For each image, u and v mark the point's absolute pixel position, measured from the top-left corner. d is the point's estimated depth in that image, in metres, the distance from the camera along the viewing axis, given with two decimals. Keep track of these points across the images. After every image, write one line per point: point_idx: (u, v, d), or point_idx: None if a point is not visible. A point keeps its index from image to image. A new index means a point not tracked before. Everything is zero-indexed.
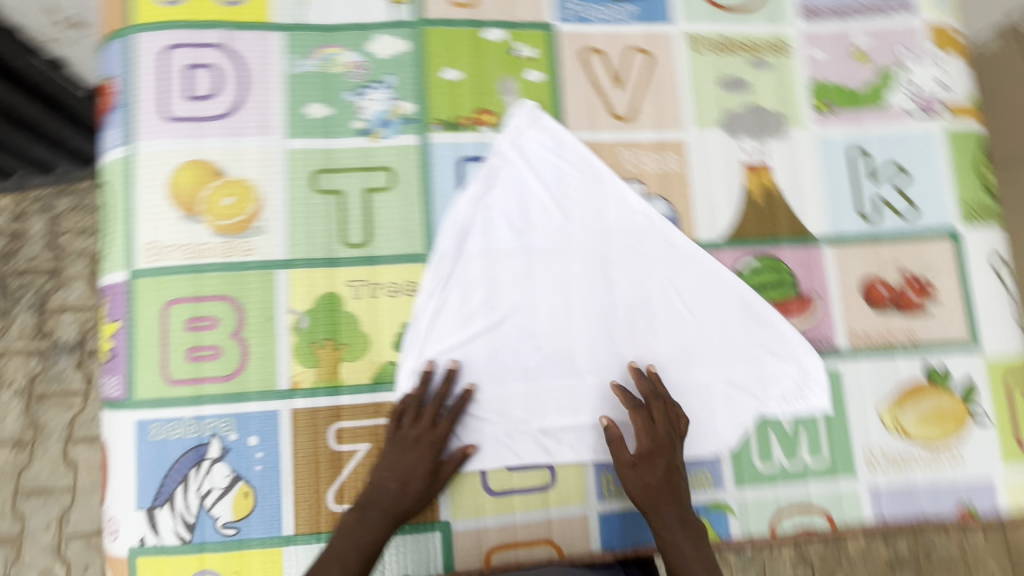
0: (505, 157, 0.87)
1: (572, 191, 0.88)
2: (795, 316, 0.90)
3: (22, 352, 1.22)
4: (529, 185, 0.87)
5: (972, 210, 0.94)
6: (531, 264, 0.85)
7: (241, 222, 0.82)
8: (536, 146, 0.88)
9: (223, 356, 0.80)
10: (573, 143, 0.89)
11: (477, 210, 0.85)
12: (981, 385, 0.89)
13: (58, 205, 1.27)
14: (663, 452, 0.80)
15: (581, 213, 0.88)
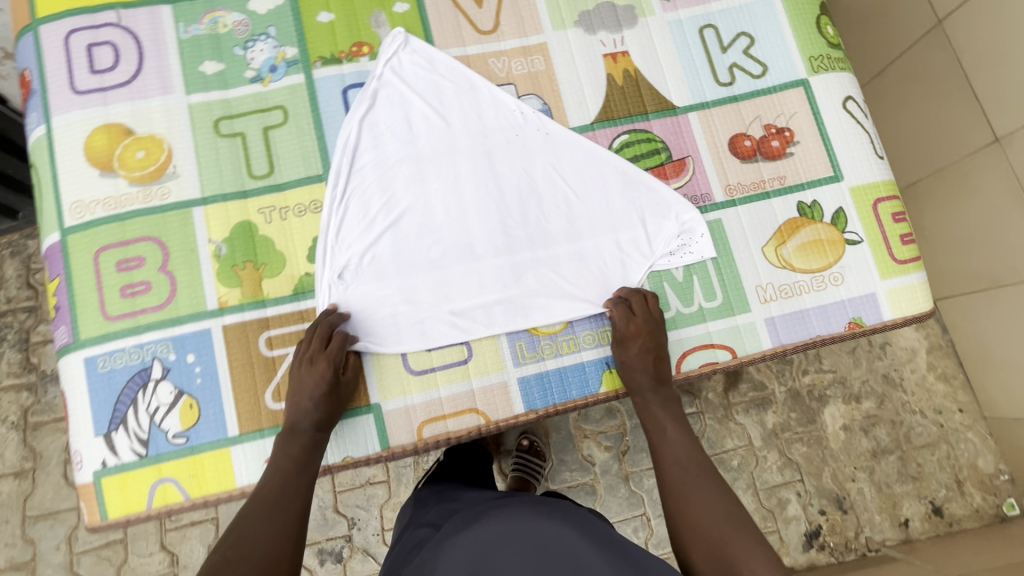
0: (383, 81, 0.96)
1: (449, 100, 0.97)
2: (671, 178, 0.99)
3: (12, 388, 1.39)
4: (409, 103, 0.96)
5: (818, 61, 1.03)
6: (422, 169, 0.94)
7: (154, 171, 0.92)
8: (410, 67, 0.97)
9: (154, 289, 0.88)
10: (443, 58, 0.98)
11: (365, 129, 0.95)
12: (847, 210, 0.98)
13: (28, 246, 1.47)
14: (653, 336, 0.90)
15: (461, 120, 0.97)
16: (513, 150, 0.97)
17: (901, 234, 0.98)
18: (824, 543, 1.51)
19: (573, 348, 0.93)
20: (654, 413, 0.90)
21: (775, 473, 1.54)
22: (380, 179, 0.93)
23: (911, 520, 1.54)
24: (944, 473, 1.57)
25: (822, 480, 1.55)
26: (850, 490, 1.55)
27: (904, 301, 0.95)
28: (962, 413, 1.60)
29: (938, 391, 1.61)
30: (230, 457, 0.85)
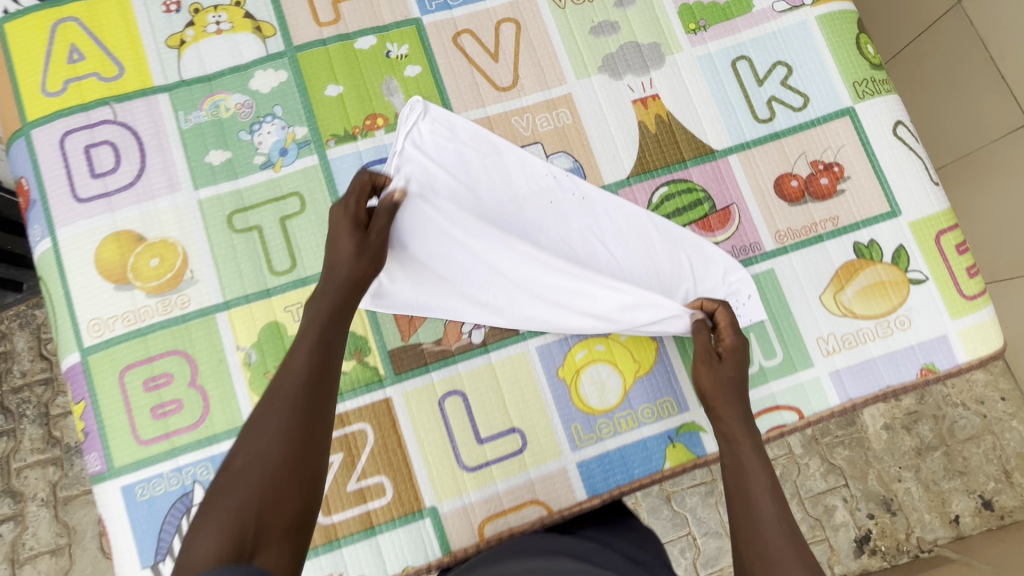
0: (403, 154, 0.89)
1: (476, 170, 0.91)
2: (717, 229, 0.93)
3: (38, 465, 1.27)
4: (434, 177, 0.90)
5: (863, 85, 0.96)
6: (453, 248, 0.87)
7: (171, 278, 0.86)
8: (431, 137, 0.91)
9: (186, 406, 0.83)
10: (464, 125, 0.92)
11: None
12: (908, 247, 0.91)
13: (36, 316, 1.33)
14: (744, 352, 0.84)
15: (491, 190, 0.91)
16: (548, 217, 0.91)
17: (967, 267, 0.92)
18: (876, 548, 1.43)
19: (632, 425, 0.88)
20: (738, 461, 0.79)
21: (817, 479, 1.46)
22: (408, 262, 0.87)
23: (961, 515, 1.46)
24: (990, 464, 1.49)
25: (868, 483, 1.47)
26: (897, 491, 1.47)
27: (977, 340, 0.90)
28: (1005, 401, 1.51)
29: (980, 380, 1.52)
30: None
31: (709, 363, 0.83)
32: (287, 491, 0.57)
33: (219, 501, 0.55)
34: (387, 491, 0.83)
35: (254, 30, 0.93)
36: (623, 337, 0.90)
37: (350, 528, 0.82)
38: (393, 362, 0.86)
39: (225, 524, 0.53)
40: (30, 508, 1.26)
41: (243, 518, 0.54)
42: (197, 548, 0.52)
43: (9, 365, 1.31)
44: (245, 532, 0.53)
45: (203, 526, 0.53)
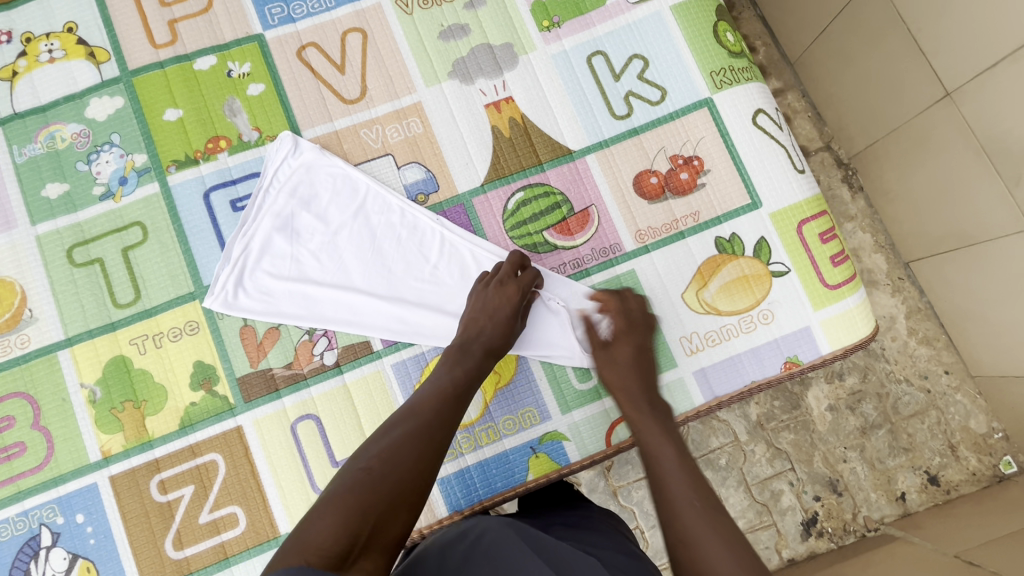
0: (267, 197, 0.88)
1: (338, 202, 0.89)
2: (577, 233, 0.91)
3: None
4: (295, 219, 0.88)
5: (721, 74, 0.93)
6: (315, 288, 0.87)
7: (9, 318, 0.84)
8: (297, 173, 0.89)
9: (30, 448, 0.82)
10: (322, 155, 0.89)
11: (248, 248, 0.87)
12: (770, 238, 0.90)
13: None
14: (635, 334, 0.86)
15: (353, 228, 0.89)
16: (406, 247, 0.89)
17: (831, 256, 0.90)
18: (823, 529, 1.24)
19: (493, 438, 0.86)
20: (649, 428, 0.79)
21: (764, 465, 1.26)
22: (264, 301, 0.86)
23: (908, 493, 1.25)
24: (934, 440, 1.27)
25: (813, 465, 1.26)
26: (842, 472, 1.26)
27: (840, 328, 0.88)
28: (949, 374, 1.29)
29: (922, 354, 1.30)
30: None
31: (602, 360, 0.85)
32: (402, 510, 0.60)
33: (372, 484, 0.61)
34: (241, 521, 0.82)
35: (88, 56, 0.90)
36: None
37: (205, 561, 0.81)
38: (243, 390, 0.84)
39: (350, 517, 0.57)
40: None
41: (365, 514, 0.58)
42: (317, 530, 0.55)
43: None
44: (360, 532, 0.56)
45: (320, 515, 0.57)
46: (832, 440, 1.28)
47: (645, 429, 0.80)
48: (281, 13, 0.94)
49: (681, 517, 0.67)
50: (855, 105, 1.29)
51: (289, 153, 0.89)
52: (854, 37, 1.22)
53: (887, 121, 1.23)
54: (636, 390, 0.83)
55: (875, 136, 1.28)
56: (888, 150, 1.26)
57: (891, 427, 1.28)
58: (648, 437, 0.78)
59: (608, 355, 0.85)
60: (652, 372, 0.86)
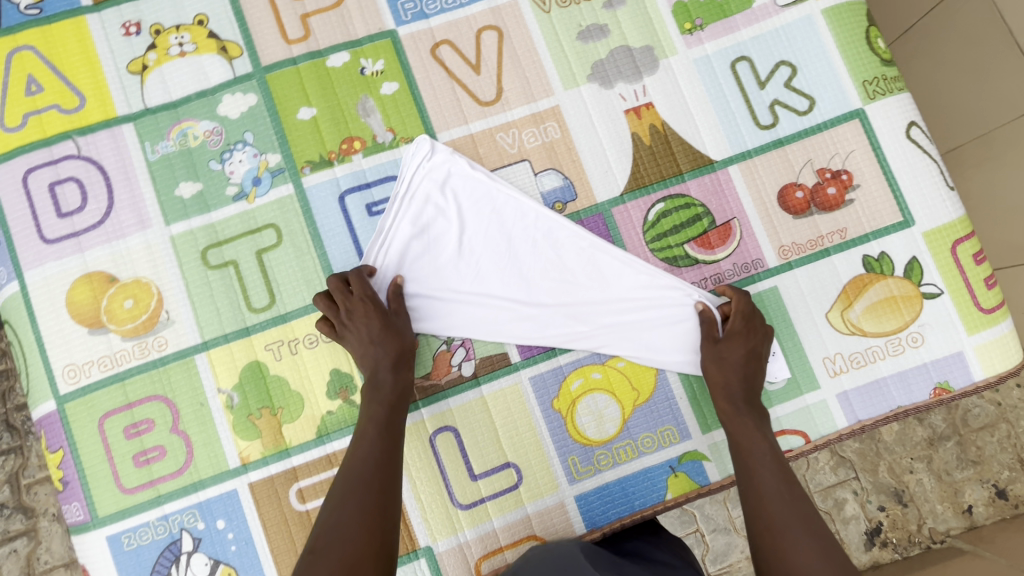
0: (400, 204, 0.85)
1: (466, 207, 0.86)
2: (718, 247, 0.88)
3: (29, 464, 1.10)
4: (428, 226, 0.85)
5: (874, 84, 0.89)
6: (448, 299, 0.85)
7: (146, 320, 0.83)
8: (428, 177, 0.85)
9: (170, 452, 0.81)
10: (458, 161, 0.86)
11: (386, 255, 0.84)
12: (922, 258, 0.86)
13: None
14: (751, 337, 0.82)
15: (486, 236, 0.86)
16: (543, 254, 0.86)
17: (985, 278, 0.86)
18: (887, 540, 1.22)
19: (632, 455, 0.84)
20: (744, 425, 0.78)
21: (828, 472, 1.23)
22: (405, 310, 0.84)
23: (975, 505, 1.22)
24: (1005, 453, 1.23)
25: (879, 475, 1.23)
26: (909, 483, 1.23)
27: (995, 355, 0.85)
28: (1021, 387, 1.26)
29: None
30: None
31: (708, 354, 0.81)
32: (362, 569, 0.65)
33: None
34: None
35: (219, 50, 0.87)
36: (620, 363, 0.86)
37: None
38: None
39: None
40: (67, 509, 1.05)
41: None
42: None
43: None
44: None
45: None
46: (898, 450, 1.24)
47: (736, 422, 0.79)
48: (415, 10, 0.90)
49: (770, 519, 0.70)
50: (934, 106, 1.20)
51: (420, 153, 0.85)
52: (951, 33, 1.16)
53: (975, 125, 1.14)
54: (735, 385, 0.80)
55: (960, 139, 1.17)
56: (977, 155, 1.15)
57: (961, 441, 1.24)
58: (738, 429, 0.79)
59: (716, 351, 0.81)
60: (760, 378, 0.82)
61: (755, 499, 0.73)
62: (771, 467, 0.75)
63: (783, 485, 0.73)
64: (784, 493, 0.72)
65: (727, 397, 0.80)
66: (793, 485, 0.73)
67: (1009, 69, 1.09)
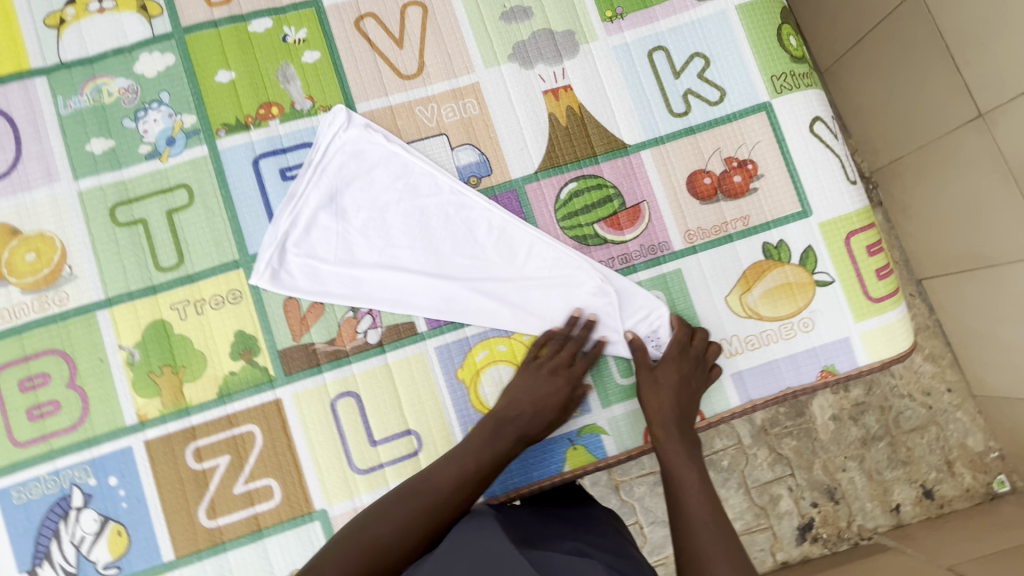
0: (315, 173, 0.86)
1: (381, 183, 0.87)
2: (627, 228, 0.90)
3: None
4: (341, 195, 0.87)
5: (781, 79, 0.92)
6: (360, 273, 0.86)
7: (49, 274, 0.82)
8: (345, 149, 0.87)
9: (65, 407, 0.80)
10: (375, 132, 0.87)
11: (296, 223, 0.85)
12: (818, 246, 0.90)
13: None
14: (685, 364, 0.84)
15: (399, 211, 0.87)
16: (455, 226, 0.88)
17: (877, 269, 0.90)
18: (818, 535, 1.24)
19: None
20: (676, 459, 0.80)
21: (765, 469, 1.25)
22: (311, 279, 0.85)
23: (902, 504, 1.26)
24: (932, 455, 1.28)
25: (813, 472, 1.26)
26: (841, 480, 1.26)
27: (880, 342, 0.88)
28: (951, 392, 1.30)
29: (926, 370, 1.30)
30: None
31: (647, 380, 0.84)
32: None
33: None
34: (275, 494, 0.81)
35: (139, 9, 0.87)
36: (526, 336, 0.87)
37: (237, 532, 0.80)
38: (284, 362, 0.83)
39: None
40: None
41: None
42: None
43: None
44: None
45: None
46: (834, 450, 1.27)
47: (669, 451, 0.81)
48: None
49: (697, 551, 0.70)
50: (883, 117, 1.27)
51: (337, 125, 0.86)
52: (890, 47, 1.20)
53: (915, 137, 1.21)
54: (669, 412, 0.83)
55: (902, 151, 1.25)
56: (913, 166, 1.24)
57: (894, 442, 1.28)
58: (671, 461, 0.80)
59: (652, 378, 0.84)
60: (691, 406, 0.85)
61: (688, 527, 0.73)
62: (701, 501, 0.76)
63: (710, 514, 0.74)
64: (707, 513, 0.74)
65: (663, 430, 0.82)
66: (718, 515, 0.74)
67: (945, 84, 1.12)
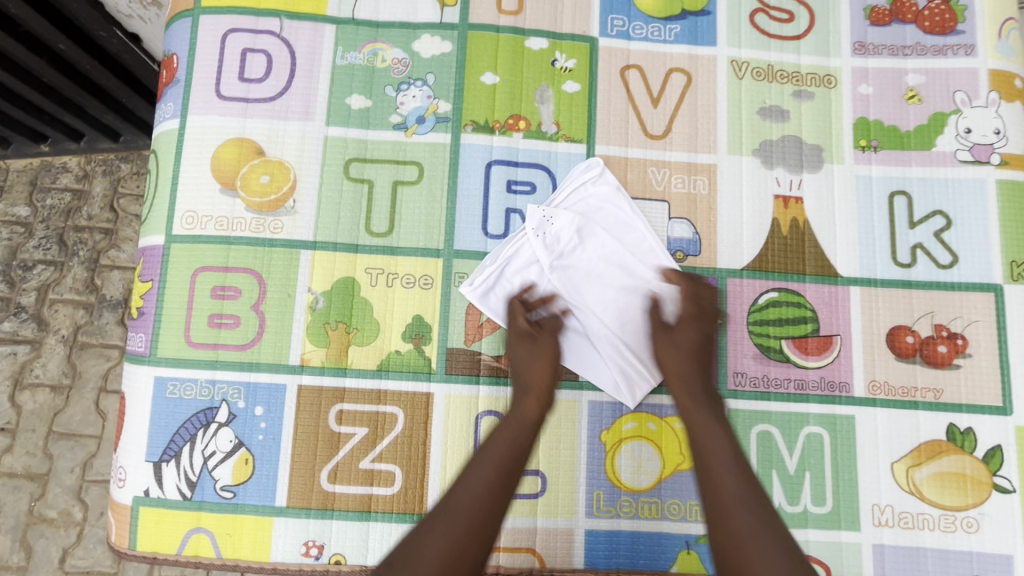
0: (549, 212, 0.87)
1: (597, 234, 0.88)
2: (813, 355, 0.88)
3: (71, 302, 1.41)
4: (563, 239, 0.87)
5: (1021, 268, 0.88)
6: (548, 314, 0.86)
7: (275, 200, 0.86)
8: (576, 191, 0.88)
9: (242, 325, 0.83)
10: (608, 185, 0.89)
11: (507, 244, 0.86)
12: (1008, 450, 0.84)
13: (121, 169, 1.49)
14: (704, 321, 0.83)
15: (603, 268, 0.87)
16: (651, 302, 0.87)
17: None
18: None
19: (654, 515, 0.83)
20: (703, 419, 0.75)
21: None
22: (500, 301, 0.85)
23: None
24: None
25: None
26: None
27: None
28: None
29: None
30: (269, 528, 0.79)
31: (662, 339, 0.82)
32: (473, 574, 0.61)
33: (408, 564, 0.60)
34: (395, 483, 0.81)
35: None
36: (678, 425, 0.85)
37: (347, 505, 0.80)
38: (448, 361, 0.84)
39: None
40: (49, 339, 1.39)
41: None
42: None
43: (81, 204, 1.46)
44: None
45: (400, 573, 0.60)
46: None
47: (698, 420, 0.75)
48: (622, 28, 0.94)
49: (734, 531, 0.64)
50: None
51: (577, 167, 0.89)
52: None
53: None
54: (691, 375, 0.79)
55: None
56: None
57: None
58: (699, 428, 0.74)
59: (667, 336, 0.82)
60: (707, 364, 0.82)
61: (723, 520, 0.65)
62: (736, 475, 0.68)
63: (749, 492, 0.67)
64: (750, 509, 0.65)
65: (689, 398, 0.78)
66: (755, 491, 0.67)
67: None
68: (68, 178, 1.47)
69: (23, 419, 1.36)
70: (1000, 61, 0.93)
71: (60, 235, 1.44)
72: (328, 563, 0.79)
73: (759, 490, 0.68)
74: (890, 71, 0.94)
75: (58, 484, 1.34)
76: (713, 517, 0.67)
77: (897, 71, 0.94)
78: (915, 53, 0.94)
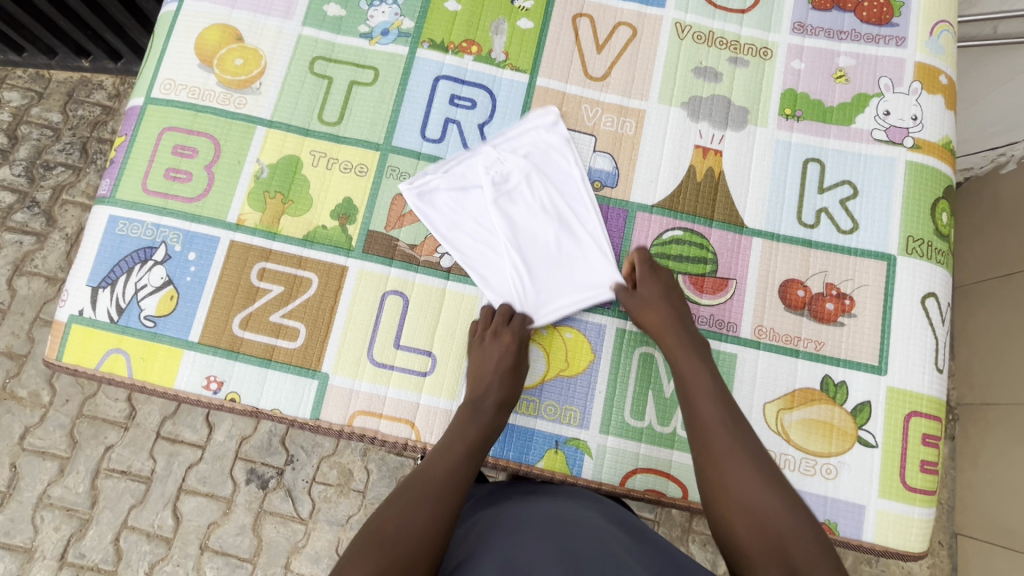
0: (501, 151, 0.95)
1: (536, 175, 0.95)
2: (707, 294, 0.93)
3: (80, 206, 1.51)
4: (508, 175, 0.95)
5: (916, 243, 0.93)
6: (469, 232, 0.93)
7: (243, 80, 0.97)
8: (528, 131, 0.96)
9: (193, 180, 0.93)
10: (555, 126, 0.97)
11: (453, 161, 0.94)
12: (876, 407, 0.88)
13: None
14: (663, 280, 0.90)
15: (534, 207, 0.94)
16: (562, 240, 0.94)
17: (923, 460, 0.87)
18: None
19: (529, 411, 0.89)
20: (687, 363, 0.85)
21: None
22: (432, 208, 0.93)
23: None
24: None
25: None
26: None
27: (892, 529, 0.85)
28: None
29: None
30: (180, 359, 0.88)
31: (643, 301, 0.89)
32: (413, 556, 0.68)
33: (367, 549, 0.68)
34: (299, 339, 0.89)
35: None
36: (567, 334, 0.91)
37: (253, 350, 0.88)
38: (367, 241, 0.92)
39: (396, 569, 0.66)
40: (55, 235, 1.49)
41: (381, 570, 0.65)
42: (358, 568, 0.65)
43: (107, 119, 1.58)
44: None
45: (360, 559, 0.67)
46: None
47: (683, 361, 0.85)
48: None
49: (716, 452, 0.78)
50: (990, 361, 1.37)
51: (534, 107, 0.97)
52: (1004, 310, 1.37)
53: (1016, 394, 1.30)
54: (671, 325, 0.87)
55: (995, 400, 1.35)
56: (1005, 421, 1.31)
57: None
58: (686, 368, 0.85)
59: (635, 301, 0.89)
60: (686, 316, 0.89)
61: (710, 444, 0.79)
62: (717, 405, 0.82)
63: (728, 418, 0.80)
64: (732, 433, 0.79)
65: (673, 343, 0.86)
66: (733, 415, 0.81)
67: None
68: (103, 95, 1.59)
69: (14, 302, 1.44)
70: (928, 56, 0.99)
71: (83, 143, 1.56)
72: (224, 399, 0.87)
73: (737, 414, 0.82)
74: (823, 52, 1.01)
75: (34, 365, 1.41)
76: (700, 442, 0.80)
77: (830, 52, 1.00)
78: (849, 39, 1.01)
